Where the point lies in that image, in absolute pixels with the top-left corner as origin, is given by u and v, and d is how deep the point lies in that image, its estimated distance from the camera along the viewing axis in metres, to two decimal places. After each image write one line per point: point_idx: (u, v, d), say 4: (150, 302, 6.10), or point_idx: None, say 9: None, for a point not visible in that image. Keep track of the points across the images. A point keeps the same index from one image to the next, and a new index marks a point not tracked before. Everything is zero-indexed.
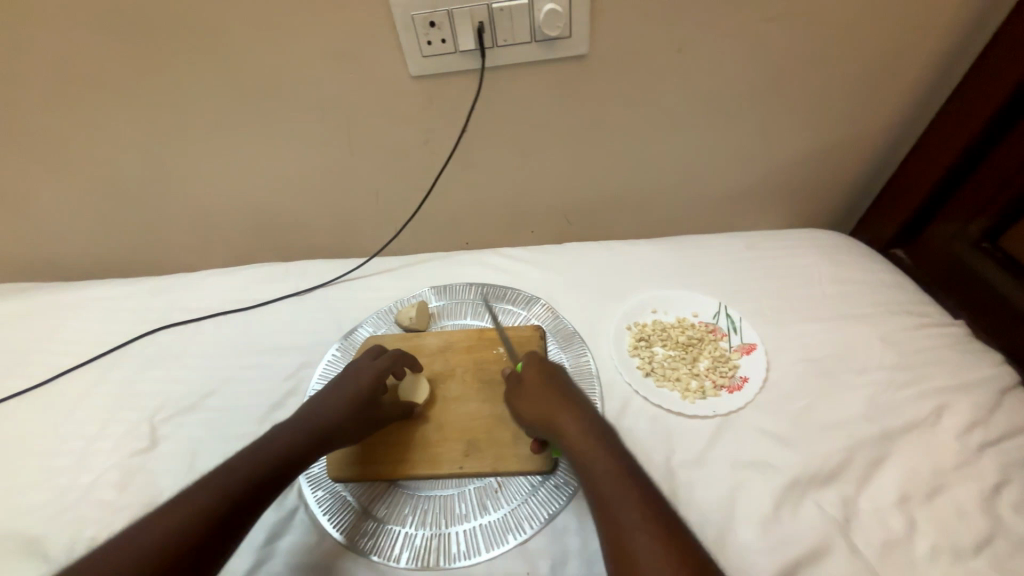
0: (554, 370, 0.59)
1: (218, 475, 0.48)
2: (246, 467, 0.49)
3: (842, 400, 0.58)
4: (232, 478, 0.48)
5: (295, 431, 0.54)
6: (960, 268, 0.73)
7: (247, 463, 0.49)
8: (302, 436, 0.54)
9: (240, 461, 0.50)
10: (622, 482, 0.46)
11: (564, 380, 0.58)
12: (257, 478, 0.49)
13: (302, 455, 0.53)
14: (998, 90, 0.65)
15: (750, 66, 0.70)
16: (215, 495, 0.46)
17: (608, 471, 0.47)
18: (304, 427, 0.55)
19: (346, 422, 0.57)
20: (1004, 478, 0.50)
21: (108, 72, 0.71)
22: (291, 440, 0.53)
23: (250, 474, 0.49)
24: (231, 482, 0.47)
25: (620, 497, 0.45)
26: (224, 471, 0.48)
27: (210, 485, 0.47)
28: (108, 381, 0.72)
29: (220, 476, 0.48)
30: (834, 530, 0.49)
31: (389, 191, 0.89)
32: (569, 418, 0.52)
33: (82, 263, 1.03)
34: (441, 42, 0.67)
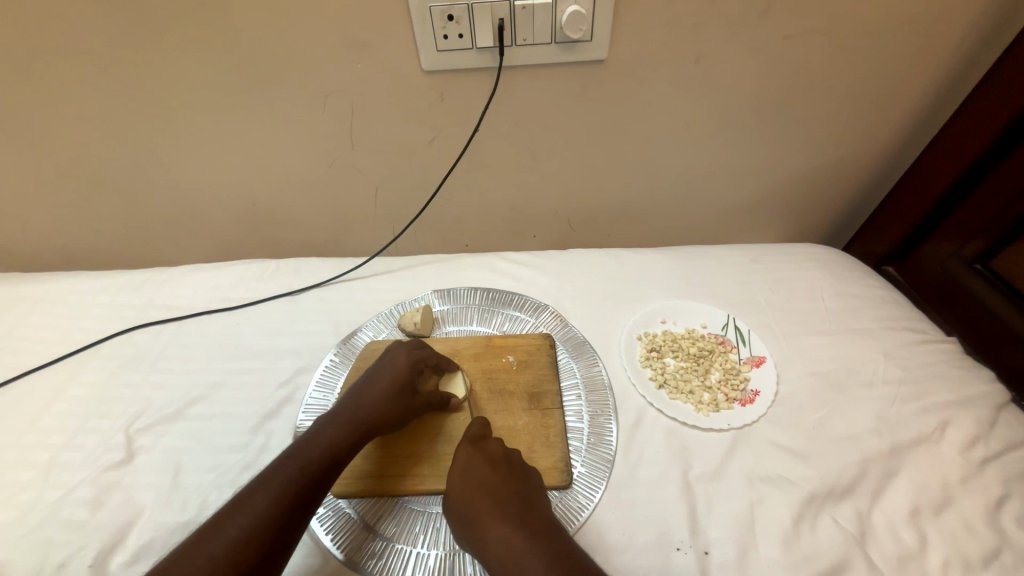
0: (477, 459, 0.53)
1: (236, 514, 0.45)
2: (264, 499, 0.46)
3: (851, 415, 0.60)
4: (253, 516, 0.45)
5: (311, 449, 0.51)
6: (953, 286, 0.76)
7: (264, 496, 0.47)
8: (319, 453, 0.51)
9: (257, 494, 0.47)
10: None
11: (490, 470, 0.52)
12: (280, 509, 0.46)
13: (324, 471, 0.50)
14: (997, 116, 0.67)
15: (763, 82, 0.71)
16: (239, 541, 0.44)
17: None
18: (345, 419, 0.54)
19: (385, 410, 0.56)
20: (1006, 492, 0.52)
21: (97, 43, 0.66)
22: (309, 459, 0.50)
23: (273, 507, 0.46)
24: (254, 521, 0.45)
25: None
26: (245, 509, 0.46)
27: (232, 529, 0.44)
28: (79, 386, 0.66)
29: (242, 515, 0.45)
30: (851, 544, 0.49)
31: (392, 188, 0.86)
32: (493, 528, 0.48)
33: (53, 249, 0.97)
34: (458, 37, 0.64)
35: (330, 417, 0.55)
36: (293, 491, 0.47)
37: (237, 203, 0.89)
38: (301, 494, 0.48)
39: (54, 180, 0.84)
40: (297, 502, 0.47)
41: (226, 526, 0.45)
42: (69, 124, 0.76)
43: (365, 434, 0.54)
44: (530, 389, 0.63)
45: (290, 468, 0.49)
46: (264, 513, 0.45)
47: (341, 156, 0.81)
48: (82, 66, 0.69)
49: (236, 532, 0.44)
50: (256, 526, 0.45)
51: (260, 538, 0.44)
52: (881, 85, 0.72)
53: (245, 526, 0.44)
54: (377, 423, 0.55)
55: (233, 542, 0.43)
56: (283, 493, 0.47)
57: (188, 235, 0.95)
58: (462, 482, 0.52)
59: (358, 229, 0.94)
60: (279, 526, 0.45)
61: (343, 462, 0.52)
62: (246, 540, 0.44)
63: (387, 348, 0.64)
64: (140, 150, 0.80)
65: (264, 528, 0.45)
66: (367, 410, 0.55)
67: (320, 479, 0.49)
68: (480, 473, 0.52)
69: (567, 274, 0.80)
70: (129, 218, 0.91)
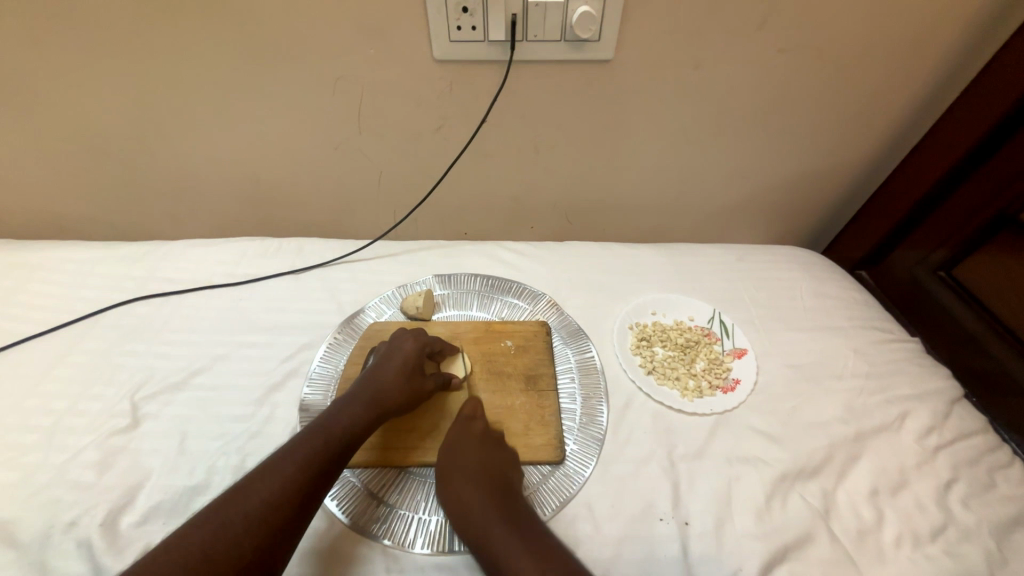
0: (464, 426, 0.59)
1: (263, 479, 0.48)
2: (290, 468, 0.49)
3: (822, 404, 0.65)
4: (280, 482, 0.48)
5: (332, 427, 0.53)
6: (921, 291, 0.82)
7: (289, 464, 0.49)
8: (340, 430, 0.54)
9: (283, 462, 0.49)
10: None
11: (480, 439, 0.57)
12: (305, 476, 0.49)
13: (344, 446, 0.53)
14: (968, 135, 0.72)
15: (758, 91, 0.75)
16: (269, 504, 0.46)
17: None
18: (360, 399, 0.57)
19: (398, 391, 0.59)
20: (954, 475, 0.58)
21: (107, 11, 0.66)
22: (331, 434, 0.53)
23: (299, 475, 0.49)
24: (282, 486, 0.48)
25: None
26: (273, 475, 0.48)
27: (260, 494, 0.47)
28: (81, 353, 0.66)
29: (269, 480, 0.48)
30: (817, 519, 0.54)
31: (396, 173, 0.87)
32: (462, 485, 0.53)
33: (45, 218, 0.96)
34: (471, 29, 0.66)
35: (347, 400, 0.57)
36: (318, 463, 0.50)
37: (239, 181, 0.89)
38: (325, 465, 0.51)
39: (51, 148, 0.83)
40: (320, 473, 0.50)
41: (255, 490, 0.47)
42: (73, 92, 0.76)
43: (380, 416, 0.57)
44: (527, 371, 0.67)
45: (314, 441, 0.52)
46: (291, 480, 0.48)
47: (348, 139, 0.82)
48: (89, 34, 0.69)
49: (266, 496, 0.47)
50: (284, 491, 0.47)
51: (287, 503, 0.47)
52: (866, 100, 0.76)
53: (274, 490, 0.47)
54: (392, 406, 0.58)
55: (263, 505, 0.46)
56: (308, 463, 0.50)
57: (186, 210, 0.95)
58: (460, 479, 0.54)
59: (359, 213, 0.95)
60: (305, 493, 0.48)
61: (360, 440, 0.55)
62: (275, 503, 0.47)
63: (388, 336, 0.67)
64: (143, 122, 0.80)
65: (291, 493, 0.48)
66: (382, 393, 0.58)
67: (341, 453, 0.52)
68: (475, 470, 0.54)
69: (564, 265, 0.83)
70: (128, 189, 0.90)
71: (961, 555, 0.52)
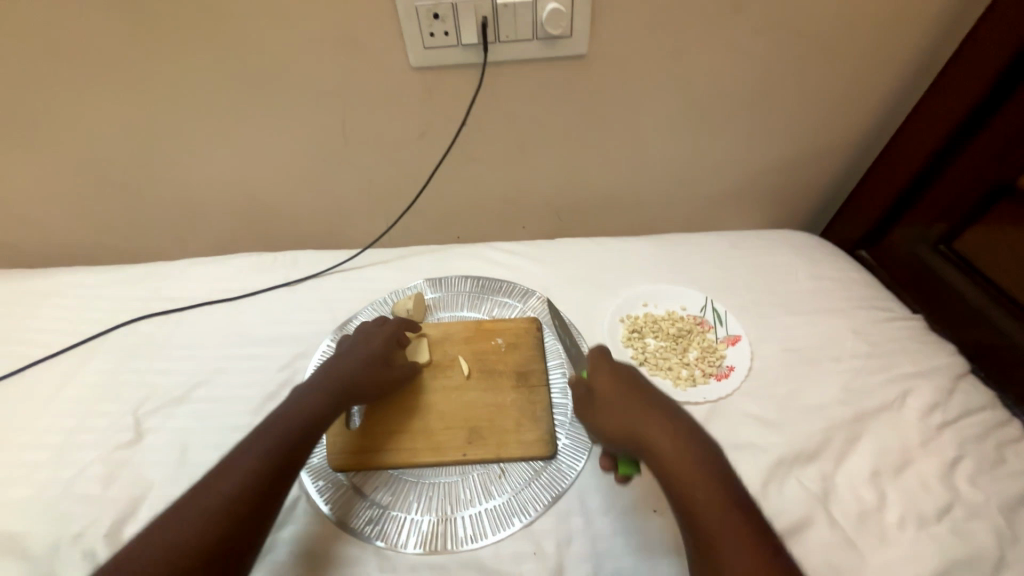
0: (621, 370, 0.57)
1: (227, 473, 0.48)
2: (249, 460, 0.49)
3: (819, 386, 0.63)
4: (242, 474, 0.48)
5: (291, 416, 0.54)
6: (921, 267, 0.80)
7: (250, 457, 0.50)
8: (298, 418, 0.54)
9: (243, 455, 0.50)
10: (717, 505, 0.44)
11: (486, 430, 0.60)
12: (266, 467, 0.49)
13: (304, 434, 0.53)
14: (957, 106, 0.71)
15: (737, 75, 0.75)
16: (231, 495, 0.47)
17: (703, 493, 0.45)
18: (324, 388, 0.58)
19: (365, 380, 0.60)
20: (960, 453, 0.56)
21: (97, 44, 0.69)
22: (290, 423, 0.53)
23: (260, 465, 0.49)
24: (243, 478, 0.48)
25: (715, 523, 0.43)
26: (235, 468, 0.49)
27: (222, 487, 0.47)
28: (87, 373, 0.69)
29: (232, 473, 0.48)
30: (815, 503, 0.53)
31: (385, 182, 0.89)
32: (644, 416, 0.51)
33: (57, 247, 1.00)
34: (444, 35, 0.68)
35: (308, 387, 0.58)
36: (277, 452, 0.51)
37: (235, 200, 0.92)
38: (286, 454, 0.51)
39: (56, 179, 0.87)
40: (282, 462, 0.50)
41: (219, 484, 0.48)
42: (72, 125, 0.79)
43: (342, 399, 0.58)
44: (517, 369, 0.67)
45: (273, 432, 0.52)
46: (252, 471, 0.49)
47: (335, 151, 0.84)
48: (82, 68, 0.72)
49: (227, 488, 0.47)
50: (245, 484, 0.48)
51: (255, 491, 0.48)
52: (851, 75, 0.75)
53: (235, 482, 0.48)
54: (354, 389, 0.59)
55: (226, 497, 0.47)
56: (268, 453, 0.50)
57: (188, 231, 0.98)
58: (625, 402, 0.53)
59: (352, 223, 0.97)
60: (267, 483, 0.49)
61: (321, 425, 0.56)
62: (242, 493, 0.47)
63: (356, 327, 0.68)
64: (139, 148, 0.83)
65: (253, 484, 0.48)
66: (342, 380, 0.59)
67: (301, 441, 0.53)
68: (643, 396, 0.53)
69: (554, 262, 0.83)
70: (131, 214, 0.94)
71: (968, 534, 0.50)
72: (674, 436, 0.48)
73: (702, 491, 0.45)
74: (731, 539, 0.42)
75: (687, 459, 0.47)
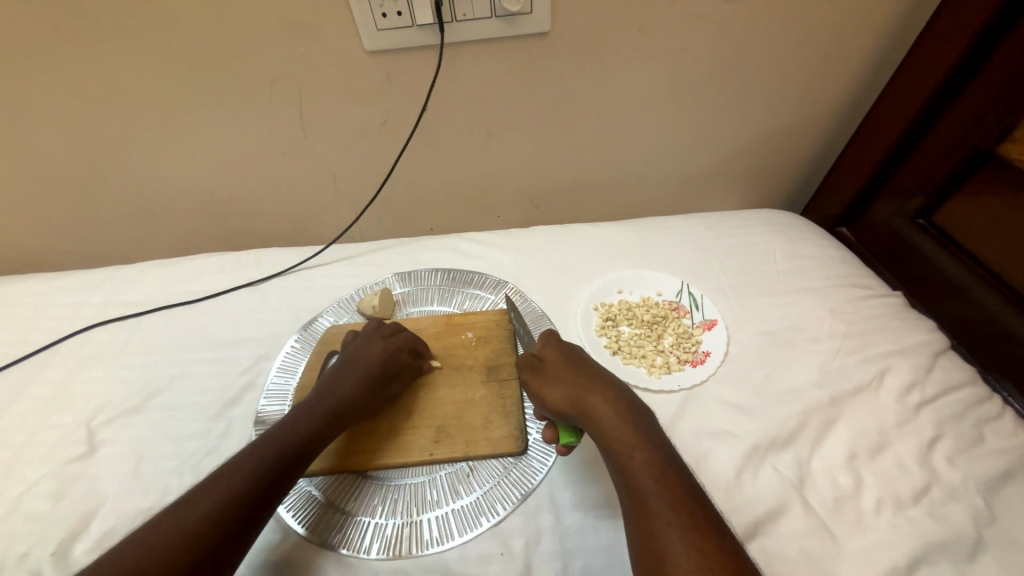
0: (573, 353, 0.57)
1: (209, 489, 0.46)
2: (235, 478, 0.47)
3: (797, 369, 0.62)
4: (226, 492, 0.46)
5: (287, 435, 0.52)
6: (901, 242, 0.78)
7: (236, 475, 0.47)
8: (295, 437, 0.52)
9: (231, 473, 0.48)
10: (651, 469, 0.44)
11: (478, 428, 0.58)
12: (253, 486, 0.47)
13: (298, 455, 0.51)
14: (933, 73, 0.68)
15: (708, 49, 0.71)
16: (211, 514, 0.44)
17: (638, 457, 0.45)
18: (321, 409, 0.55)
19: (363, 399, 0.57)
20: (937, 432, 0.55)
21: (26, 36, 0.65)
22: (281, 443, 0.51)
23: (246, 485, 0.47)
24: (227, 497, 0.46)
25: (648, 485, 0.44)
26: (220, 484, 0.47)
27: (202, 505, 0.45)
28: (39, 384, 0.66)
29: (215, 491, 0.46)
30: (790, 489, 0.51)
31: (349, 173, 0.86)
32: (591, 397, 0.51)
33: (13, 254, 0.96)
34: (396, 15, 0.64)
35: (307, 408, 0.56)
36: (265, 472, 0.48)
37: (194, 197, 0.88)
38: (275, 474, 0.49)
39: (2, 183, 0.83)
40: (270, 482, 0.48)
41: (200, 501, 0.45)
42: (11, 124, 0.75)
43: (342, 418, 0.56)
44: (487, 362, 0.64)
45: (266, 450, 0.50)
46: (237, 490, 0.46)
47: (294, 143, 0.80)
48: (13, 62, 0.67)
49: (208, 507, 0.45)
50: (225, 503, 0.45)
51: (233, 514, 0.45)
52: (825, 45, 0.72)
53: (217, 500, 0.45)
54: (351, 408, 0.57)
55: (204, 516, 0.44)
56: (256, 473, 0.48)
57: (148, 231, 0.94)
58: (575, 375, 0.54)
59: (319, 217, 0.94)
60: (251, 504, 0.46)
61: (314, 448, 0.53)
62: (219, 515, 0.44)
63: (358, 337, 0.65)
64: (86, 147, 0.79)
65: (236, 504, 0.46)
66: (340, 398, 0.56)
67: (294, 461, 0.51)
68: (594, 371, 0.54)
69: (526, 251, 0.80)
70: (87, 217, 0.90)
71: (945, 515, 0.49)
72: (618, 409, 0.50)
73: (639, 455, 0.46)
74: (661, 500, 0.42)
75: (627, 427, 0.48)
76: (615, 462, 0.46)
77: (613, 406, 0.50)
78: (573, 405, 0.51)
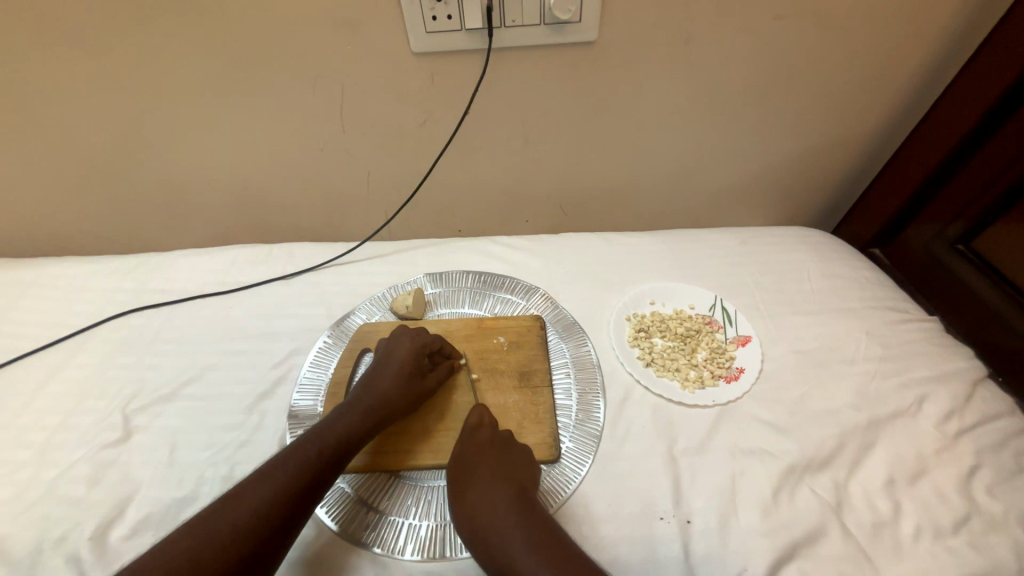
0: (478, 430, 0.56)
1: (255, 487, 0.47)
2: (280, 477, 0.48)
3: (832, 390, 0.61)
4: (269, 490, 0.47)
5: (327, 434, 0.52)
6: (935, 266, 0.78)
7: (280, 474, 0.48)
8: (335, 437, 0.52)
9: (274, 471, 0.48)
10: (528, 563, 0.45)
11: (465, 458, 0.54)
12: (296, 485, 0.48)
13: (338, 455, 0.51)
14: (981, 98, 0.68)
15: (751, 66, 0.72)
16: (257, 513, 0.45)
17: (512, 556, 0.46)
18: (360, 407, 0.55)
19: (399, 395, 0.57)
20: (978, 462, 0.54)
21: (80, 24, 0.65)
22: (324, 441, 0.51)
23: (290, 483, 0.47)
24: (272, 495, 0.46)
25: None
26: (265, 482, 0.47)
27: (247, 499, 0.46)
28: (74, 367, 0.67)
29: (261, 489, 0.47)
30: (828, 512, 0.51)
31: (384, 172, 0.86)
32: (472, 492, 0.51)
33: (46, 236, 0.97)
34: (447, 18, 0.64)
35: (346, 407, 0.56)
36: (310, 470, 0.49)
37: (228, 188, 0.89)
38: (317, 473, 0.49)
39: (43, 166, 0.84)
40: (312, 481, 0.49)
41: (246, 497, 0.46)
42: (56, 110, 0.76)
43: (379, 419, 0.55)
44: (520, 368, 0.64)
45: (307, 449, 0.50)
46: (281, 489, 0.47)
47: (332, 140, 0.81)
48: (64, 49, 0.68)
49: (255, 504, 0.46)
50: (270, 499, 0.46)
51: (278, 511, 0.46)
52: (870, 66, 0.72)
53: (263, 498, 0.46)
54: (388, 405, 0.56)
55: (252, 513, 0.45)
56: (299, 472, 0.48)
57: (180, 220, 0.95)
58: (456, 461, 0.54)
59: (350, 214, 0.95)
60: (295, 502, 0.47)
61: (355, 446, 0.53)
62: (265, 512, 0.45)
63: (388, 334, 0.65)
64: (128, 134, 0.79)
65: (280, 503, 0.46)
66: (378, 396, 0.57)
67: (334, 461, 0.51)
68: (473, 450, 0.54)
69: (558, 258, 0.80)
70: (122, 203, 0.91)
71: (986, 547, 0.48)
72: (489, 502, 0.50)
73: (511, 553, 0.46)
74: None
75: (501, 526, 0.48)
76: (493, 564, 0.46)
77: (485, 502, 0.50)
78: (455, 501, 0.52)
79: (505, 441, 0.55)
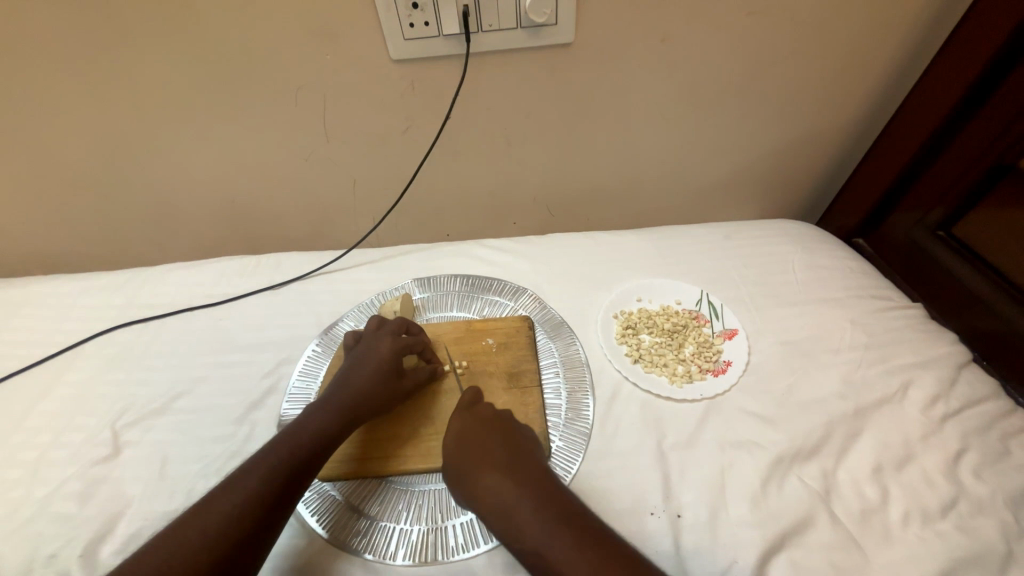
0: (486, 416, 0.55)
1: (225, 494, 0.47)
2: (253, 481, 0.48)
3: (818, 378, 0.62)
4: (242, 495, 0.47)
5: (300, 436, 0.52)
6: (918, 253, 0.79)
7: (252, 478, 0.48)
8: (308, 438, 0.52)
9: (246, 475, 0.48)
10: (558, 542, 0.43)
11: (478, 438, 0.52)
12: (269, 488, 0.48)
13: (310, 456, 0.51)
14: (954, 86, 0.68)
15: (728, 62, 0.72)
16: (232, 517, 0.45)
17: (540, 535, 0.44)
18: (336, 408, 0.55)
19: (374, 396, 0.57)
20: (963, 446, 0.55)
21: (58, 41, 0.66)
22: (298, 445, 0.51)
23: (261, 488, 0.48)
24: (245, 500, 0.47)
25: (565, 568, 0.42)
26: (237, 487, 0.47)
27: (221, 507, 0.46)
28: (62, 385, 0.67)
29: (232, 494, 0.47)
30: (817, 502, 0.51)
31: (370, 180, 0.87)
32: (484, 476, 0.49)
33: (38, 255, 0.98)
34: (424, 25, 0.65)
35: (320, 405, 0.56)
36: (283, 472, 0.49)
37: (215, 201, 0.89)
38: (289, 476, 0.49)
39: (30, 186, 0.84)
40: (286, 483, 0.49)
41: (219, 503, 0.46)
42: (39, 129, 0.76)
43: (354, 418, 0.56)
44: (508, 369, 0.65)
45: (279, 452, 0.50)
46: (253, 492, 0.47)
47: (317, 149, 0.81)
48: (44, 69, 0.68)
49: (229, 508, 0.46)
50: (245, 504, 0.46)
51: (252, 515, 0.46)
52: (845, 58, 0.73)
53: (236, 503, 0.46)
54: (365, 407, 0.57)
55: (224, 518, 0.45)
56: (271, 474, 0.49)
57: (169, 234, 0.96)
58: (456, 451, 0.52)
59: (338, 222, 0.95)
60: (271, 504, 0.47)
61: (329, 448, 0.53)
62: (239, 516, 0.46)
63: (359, 335, 0.64)
64: (112, 151, 0.80)
65: (253, 507, 0.46)
66: (354, 399, 0.56)
67: (309, 462, 0.51)
68: (482, 435, 0.52)
69: (544, 258, 0.81)
70: (111, 219, 0.91)
71: (974, 530, 0.49)
72: (508, 483, 0.48)
73: (539, 534, 0.44)
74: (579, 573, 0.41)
75: (525, 507, 0.46)
76: (520, 548, 0.45)
77: (502, 483, 0.48)
78: (466, 489, 0.50)
79: (497, 424, 0.54)
